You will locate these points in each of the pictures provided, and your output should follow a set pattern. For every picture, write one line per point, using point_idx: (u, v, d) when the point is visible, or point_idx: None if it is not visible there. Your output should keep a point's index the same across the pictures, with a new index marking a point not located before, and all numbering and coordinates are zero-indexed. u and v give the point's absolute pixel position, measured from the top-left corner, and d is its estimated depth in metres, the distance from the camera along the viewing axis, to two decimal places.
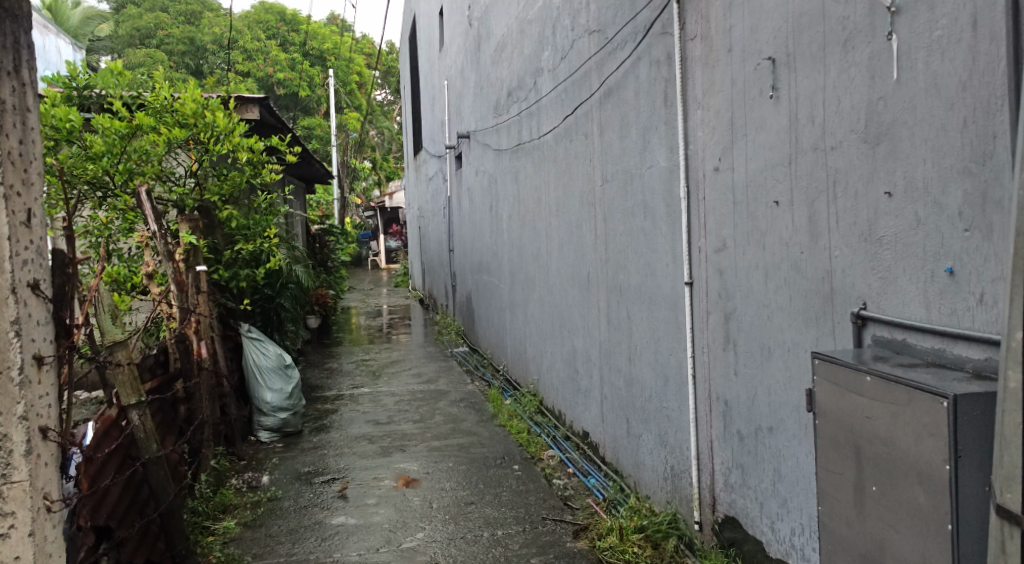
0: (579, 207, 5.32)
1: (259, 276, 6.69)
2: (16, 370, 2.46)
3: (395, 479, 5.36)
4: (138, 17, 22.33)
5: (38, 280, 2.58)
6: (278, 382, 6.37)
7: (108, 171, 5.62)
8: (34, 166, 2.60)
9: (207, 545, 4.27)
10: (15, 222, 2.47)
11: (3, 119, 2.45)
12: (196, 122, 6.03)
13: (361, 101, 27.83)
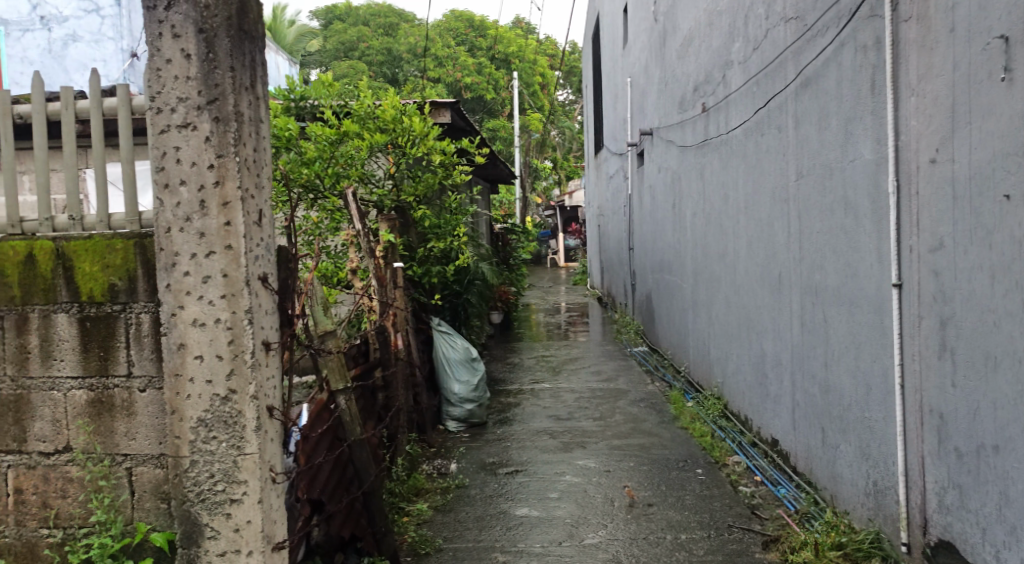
0: (770, 204, 5.12)
1: (449, 272, 7.00)
2: (248, 354, 2.74)
3: (577, 475, 5.42)
4: (343, 32, 24.19)
5: (267, 273, 2.84)
6: (465, 374, 6.61)
7: (320, 174, 6.11)
8: (265, 171, 2.87)
9: (403, 525, 4.53)
10: (249, 221, 2.75)
11: (241, 131, 2.71)
12: (395, 128, 6.35)
13: (544, 102, 28.29)
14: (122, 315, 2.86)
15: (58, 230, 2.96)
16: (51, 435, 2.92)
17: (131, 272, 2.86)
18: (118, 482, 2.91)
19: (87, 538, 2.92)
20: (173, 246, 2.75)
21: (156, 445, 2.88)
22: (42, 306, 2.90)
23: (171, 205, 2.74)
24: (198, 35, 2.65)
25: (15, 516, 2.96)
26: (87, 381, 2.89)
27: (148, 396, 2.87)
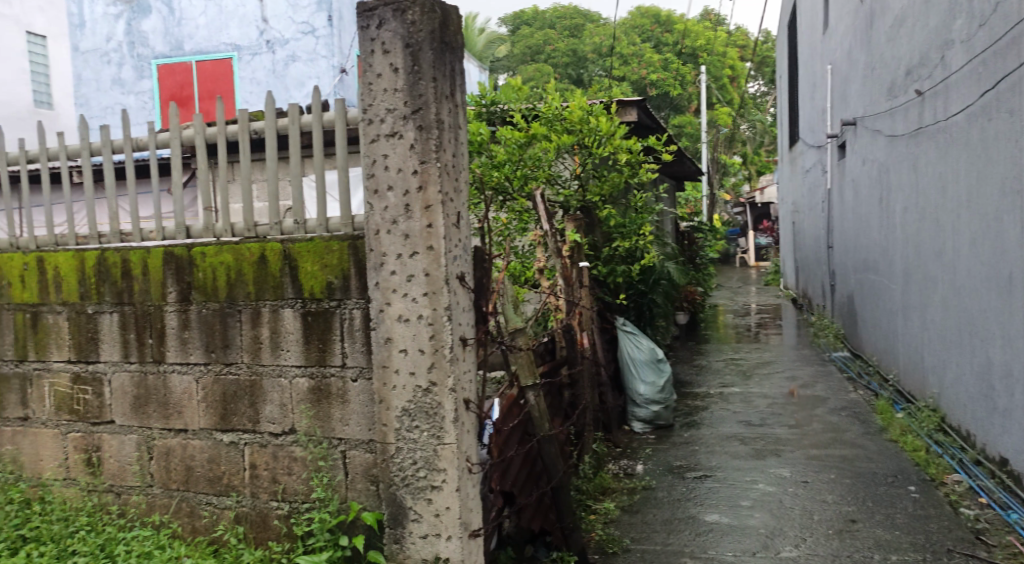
0: (999, 198, 4.67)
1: (634, 272, 6.97)
2: (447, 349, 2.90)
3: (771, 484, 5.22)
4: (530, 36, 24.71)
5: (464, 273, 3.00)
6: (651, 375, 6.52)
7: (509, 177, 6.31)
8: (463, 175, 3.01)
9: (590, 523, 4.58)
10: (448, 223, 2.90)
11: (441, 138, 2.87)
12: (582, 128, 6.42)
13: (733, 96, 27.33)
14: (338, 310, 3.12)
15: (284, 233, 3.27)
16: (279, 417, 3.24)
17: (345, 271, 3.10)
18: (335, 463, 3.16)
19: (309, 512, 3.21)
20: (381, 247, 2.95)
21: (367, 431, 3.11)
22: (272, 302, 3.22)
23: (380, 209, 2.94)
24: (405, 49, 2.84)
25: (250, 488, 3.31)
26: (308, 369, 3.18)
27: (360, 385, 3.10)
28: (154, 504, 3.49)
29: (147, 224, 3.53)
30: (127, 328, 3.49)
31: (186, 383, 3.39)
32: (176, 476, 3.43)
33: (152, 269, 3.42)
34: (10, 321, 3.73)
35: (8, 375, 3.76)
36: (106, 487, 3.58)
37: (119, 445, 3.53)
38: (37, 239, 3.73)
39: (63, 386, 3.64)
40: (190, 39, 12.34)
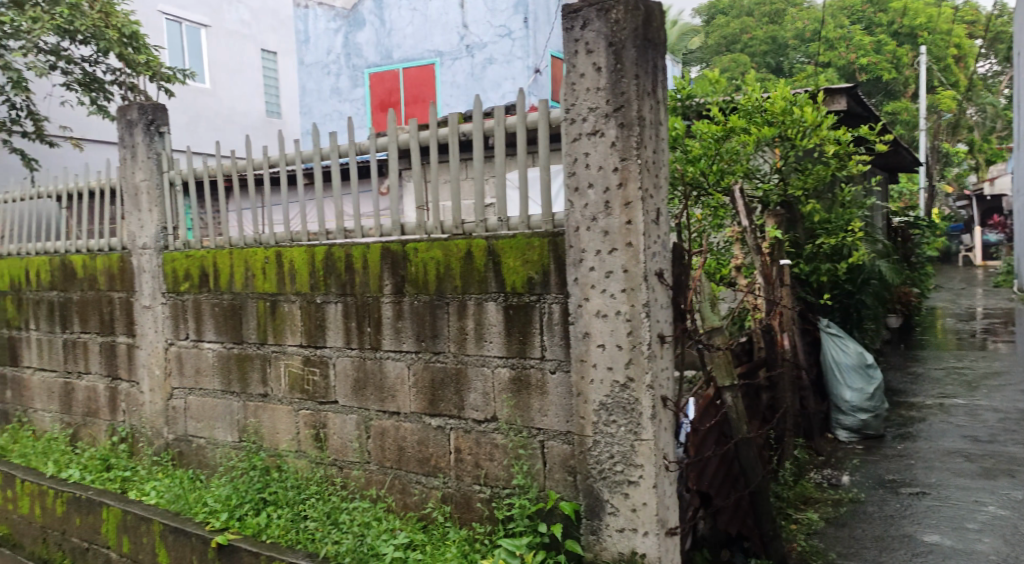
0: None
1: (841, 271, 6.56)
2: (645, 345, 2.92)
3: (1002, 507, 4.74)
4: (726, 25, 23.87)
5: (663, 269, 2.99)
6: (858, 381, 6.16)
7: (704, 172, 6.08)
8: (664, 172, 3.00)
9: (791, 533, 4.39)
10: (648, 219, 2.91)
11: (642, 134, 2.88)
12: (785, 119, 6.13)
13: (959, 77, 24.82)
14: (538, 305, 3.22)
15: (489, 230, 3.42)
16: (482, 405, 3.40)
17: (546, 266, 3.19)
18: (534, 452, 3.27)
19: (510, 497, 3.33)
20: (581, 244, 3.01)
21: (564, 423, 3.19)
22: (477, 295, 3.38)
23: (580, 206, 3.00)
24: (608, 48, 2.88)
25: (456, 470, 3.49)
26: (510, 360, 3.30)
27: (558, 377, 3.18)
28: (371, 479, 3.77)
29: (367, 222, 3.83)
30: (349, 316, 3.80)
31: (399, 368, 3.64)
32: (390, 454, 3.69)
33: (371, 263, 3.69)
34: (253, 308, 4.19)
35: (252, 355, 4.23)
36: (330, 460, 3.92)
37: (342, 422, 3.86)
38: (276, 235, 4.16)
39: (296, 367, 4.03)
40: (397, 48, 13.11)
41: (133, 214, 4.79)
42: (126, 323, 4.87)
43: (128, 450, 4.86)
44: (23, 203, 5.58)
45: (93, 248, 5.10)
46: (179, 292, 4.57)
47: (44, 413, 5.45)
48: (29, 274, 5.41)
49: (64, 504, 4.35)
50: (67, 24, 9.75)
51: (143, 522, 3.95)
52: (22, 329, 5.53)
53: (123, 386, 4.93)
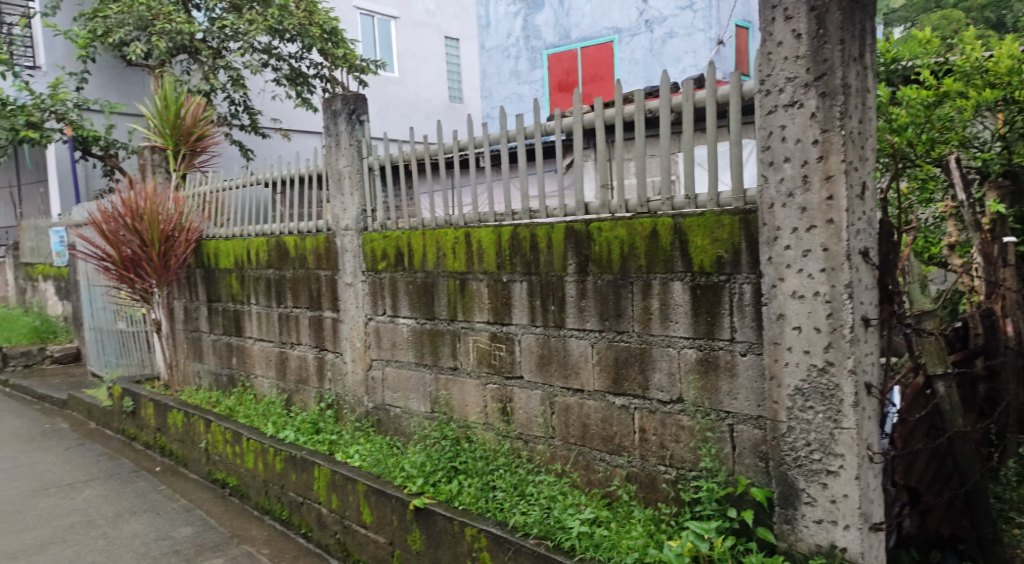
0: None
1: None
2: (847, 328, 2.77)
3: None
4: None
5: (868, 248, 2.81)
6: None
7: (911, 142, 5.37)
8: (872, 143, 2.82)
9: None
10: (852, 193, 2.75)
11: (846, 103, 2.72)
12: (1012, 79, 5.30)
13: None
14: (728, 285, 3.12)
15: (675, 209, 3.35)
16: (667, 385, 3.36)
17: (736, 245, 3.09)
18: (722, 436, 3.19)
19: (696, 480, 3.28)
20: (775, 221, 2.90)
21: (755, 407, 3.10)
22: (663, 275, 3.33)
23: (775, 181, 2.89)
24: (810, 13, 2.75)
25: (640, 450, 3.48)
26: (697, 341, 3.24)
27: (749, 360, 3.09)
28: (555, 454, 3.85)
29: (551, 202, 3.88)
30: (534, 295, 3.87)
31: (582, 347, 3.66)
32: (574, 431, 3.74)
33: (556, 243, 3.74)
34: (444, 286, 4.38)
35: (443, 331, 4.43)
36: (516, 434, 4.03)
37: (527, 398, 3.95)
38: (465, 216, 4.31)
39: (483, 343, 4.18)
40: (575, 27, 13.11)
41: (337, 197, 5.13)
42: (331, 298, 5.25)
43: (334, 416, 5.26)
44: (243, 189, 6.14)
45: (302, 230, 5.53)
46: (377, 271, 4.85)
47: (263, 378, 6.01)
48: (250, 253, 5.96)
49: (282, 461, 4.78)
50: (277, 24, 10.59)
51: (349, 482, 4.25)
52: (244, 303, 6.11)
53: (329, 356, 5.33)
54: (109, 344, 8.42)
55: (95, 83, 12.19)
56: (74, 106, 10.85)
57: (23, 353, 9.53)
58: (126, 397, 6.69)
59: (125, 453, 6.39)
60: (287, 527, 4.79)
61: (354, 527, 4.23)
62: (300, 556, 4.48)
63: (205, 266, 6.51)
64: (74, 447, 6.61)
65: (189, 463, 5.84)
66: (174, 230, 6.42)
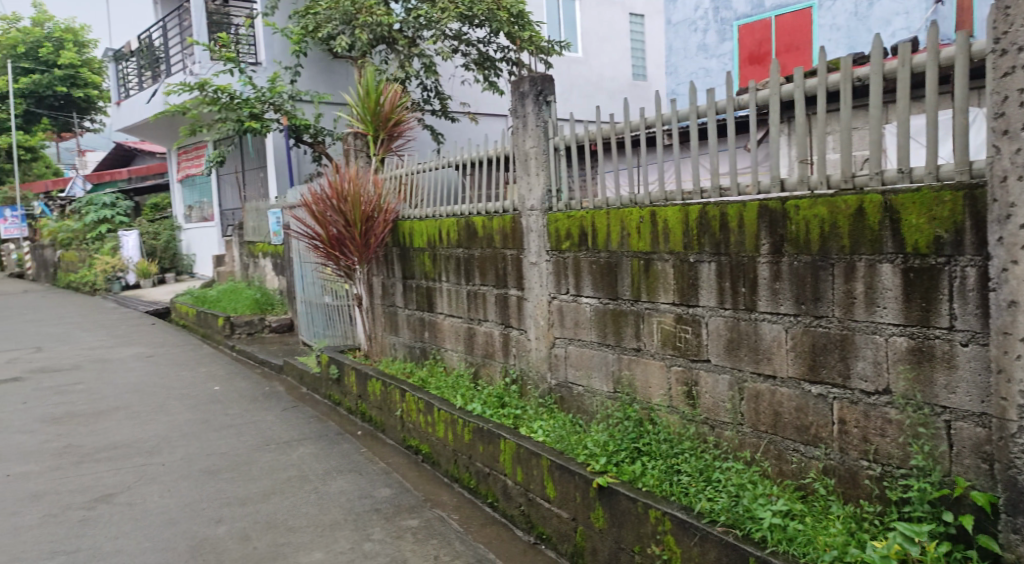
0: None
1: None
2: None
3: None
4: None
5: None
6: None
7: None
8: None
9: None
10: None
11: None
12: None
13: None
14: (947, 268, 2.88)
15: (886, 183, 3.11)
16: (872, 375, 3.14)
17: (959, 225, 2.84)
18: (936, 433, 2.95)
19: (905, 479, 3.06)
20: (1010, 197, 2.66)
21: (978, 402, 2.85)
22: (869, 256, 3.10)
23: (1010, 152, 2.66)
24: None
25: (839, 442, 3.28)
26: (908, 329, 3.01)
27: (971, 351, 2.85)
28: (745, 441, 3.71)
29: (744, 179, 3.71)
30: (723, 277, 3.73)
31: (776, 332, 3.49)
32: (765, 419, 3.58)
33: (748, 222, 3.57)
34: (628, 266, 4.32)
35: (626, 311, 4.38)
36: (703, 419, 3.92)
37: (715, 382, 3.83)
38: (652, 195, 4.23)
39: (668, 324, 4.09)
40: None
41: (524, 177, 5.21)
42: (517, 277, 5.34)
43: (519, 391, 5.37)
44: (434, 171, 6.38)
45: (490, 210, 5.66)
46: (561, 251, 4.87)
47: (453, 352, 6.25)
48: (441, 233, 6.19)
49: (470, 432, 4.95)
50: (467, 10, 10.88)
51: (533, 456, 4.33)
52: (436, 280, 6.37)
53: (514, 332, 5.45)
54: (318, 316, 9.10)
55: (306, 76, 13.18)
56: (288, 97, 11.76)
57: (246, 322, 10.55)
58: (332, 365, 7.21)
59: (332, 417, 6.89)
60: (474, 496, 4.96)
61: (538, 501, 4.30)
62: (487, 524, 4.64)
63: (401, 245, 6.86)
64: (289, 409, 7.23)
65: (386, 429, 6.21)
66: (374, 211, 6.80)
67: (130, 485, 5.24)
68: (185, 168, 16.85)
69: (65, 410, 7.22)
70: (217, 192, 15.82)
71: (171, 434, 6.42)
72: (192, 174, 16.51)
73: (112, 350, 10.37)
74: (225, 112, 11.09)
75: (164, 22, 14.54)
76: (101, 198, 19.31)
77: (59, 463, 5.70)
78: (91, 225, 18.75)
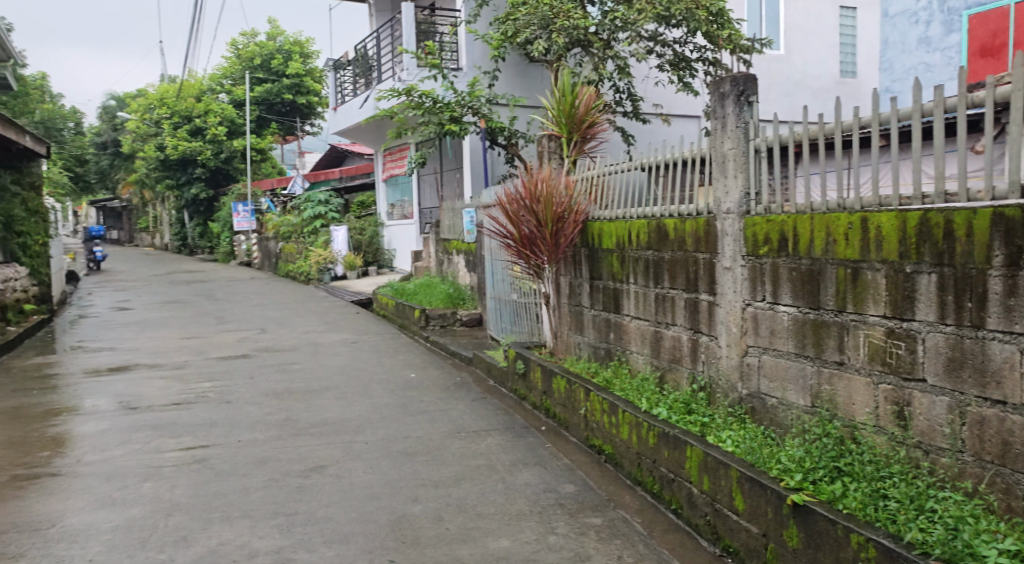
0: None
1: None
2: None
3: None
4: None
5: None
6: None
7: None
8: None
9: None
10: None
11: None
12: None
13: None
14: None
15: None
16: None
17: None
18: None
19: None
20: None
21: None
22: None
23: None
24: None
25: None
26: None
27: None
28: (964, 471, 3.42)
29: (976, 185, 3.43)
30: (945, 289, 3.45)
31: (1008, 352, 3.22)
32: (991, 448, 3.29)
33: (978, 230, 3.30)
34: (833, 275, 4.08)
35: (828, 322, 4.15)
36: (914, 442, 3.66)
37: (930, 404, 3.56)
38: (863, 199, 3.98)
39: (877, 338, 3.83)
40: None
41: (720, 180, 5.07)
42: (709, 282, 5.21)
43: (706, 399, 5.23)
44: (625, 173, 6.37)
45: (683, 212, 5.55)
46: (759, 256, 4.69)
47: (638, 355, 6.21)
48: (631, 235, 6.15)
49: (655, 436, 4.89)
50: (665, 10, 10.72)
51: (721, 466, 4.20)
52: (624, 282, 6.34)
53: (703, 338, 5.32)
54: (506, 312, 9.35)
55: (504, 80, 13.61)
56: (486, 101, 12.18)
57: (440, 314, 11.03)
58: (518, 360, 7.39)
59: (518, 411, 7.06)
60: (658, 500, 4.89)
61: (725, 512, 4.18)
62: (670, 531, 4.56)
63: (591, 246, 6.91)
64: (478, 399, 7.49)
65: (570, 427, 6.27)
66: (565, 212, 6.85)
67: (338, 459, 5.65)
68: (389, 169, 17.90)
69: (284, 387, 7.94)
70: (417, 191, 16.69)
71: (373, 415, 6.86)
72: (396, 174, 17.53)
73: (322, 335, 11.25)
74: (428, 115, 11.64)
75: (377, 33, 15.54)
76: (317, 195, 21.03)
77: (279, 434, 6.27)
78: (308, 220, 20.43)
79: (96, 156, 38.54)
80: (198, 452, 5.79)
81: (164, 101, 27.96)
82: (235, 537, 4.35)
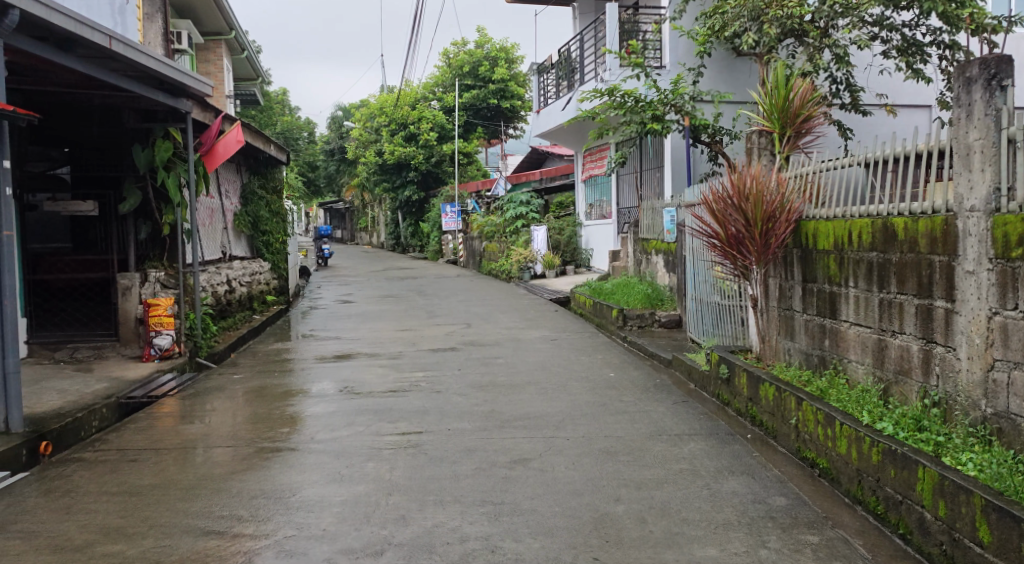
0: None
1: None
2: None
3: None
4: None
5: None
6: None
7: None
8: None
9: None
10: None
11: None
12: None
13: None
14: None
15: None
16: None
17: None
18: None
19: None
20: None
21: None
22: None
23: None
24: None
25: None
26: None
27: None
28: None
29: None
30: None
31: None
32: None
33: None
34: None
35: None
36: None
37: None
38: None
39: None
40: None
41: (963, 174, 4.60)
42: (946, 287, 4.74)
43: (941, 416, 4.77)
44: (844, 169, 5.95)
45: (914, 210, 5.08)
46: (1010, 259, 4.21)
47: (858, 365, 5.78)
48: (852, 235, 5.74)
49: (880, 453, 4.52)
50: None
51: (961, 491, 3.81)
52: (843, 285, 5.93)
53: (938, 349, 4.84)
54: (707, 314, 9.08)
55: (709, 76, 13.25)
56: (690, 98, 11.86)
57: (638, 315, 10.94)
58: (722, 364, 7.14)
59: (721, 416, 6.83)
60: (882, 523, 4.52)
61: (966, 543, 3.77)
62: (898, 557, 4.20)
63: (804, 247, 6.54)
64: (679, 403, 7.31)
65: (778, 436, 5.97)
66: (777, 210, 6.51)
67: (542, 453, 5.74)
68: (589, 169, 17.96)
69: (488, 380, 8.21)
70: (617, 191, 16.64)
71: (574, 412, 6.91)
72: (596, 175, 17.53)
73: (523, 331, 11.52)
74: (631, 115, 11.48)
75: (581, 35, 15.63)
76: (519, 196, 21.60)
77: (485, 425, 6.48)
78: (510, 220, 21.02)
79: (324, 161, 42.04)
80: (413, 438, 6.12)
81: (383, 110, 29.94)
82: (447, 520, 4.54)
